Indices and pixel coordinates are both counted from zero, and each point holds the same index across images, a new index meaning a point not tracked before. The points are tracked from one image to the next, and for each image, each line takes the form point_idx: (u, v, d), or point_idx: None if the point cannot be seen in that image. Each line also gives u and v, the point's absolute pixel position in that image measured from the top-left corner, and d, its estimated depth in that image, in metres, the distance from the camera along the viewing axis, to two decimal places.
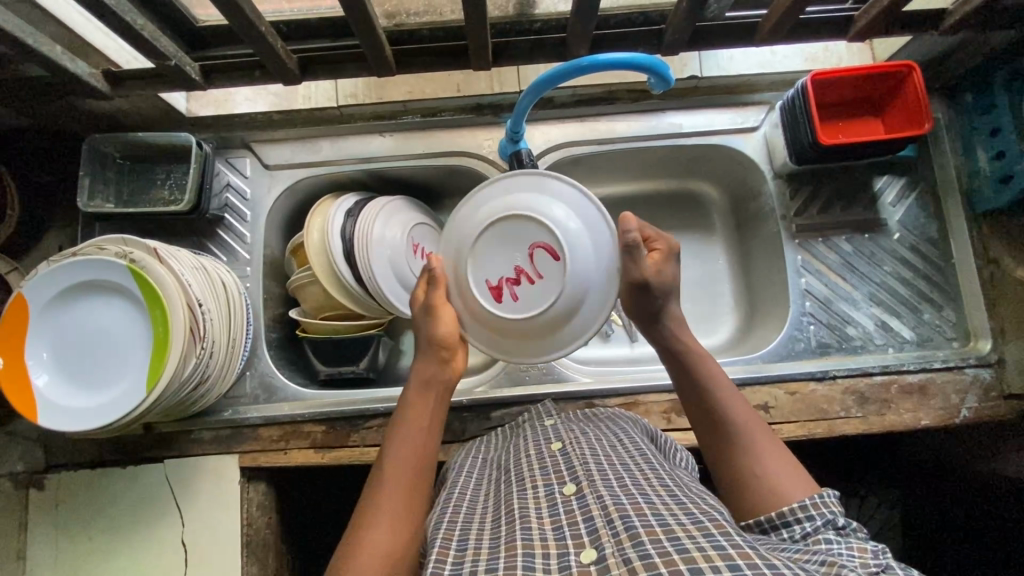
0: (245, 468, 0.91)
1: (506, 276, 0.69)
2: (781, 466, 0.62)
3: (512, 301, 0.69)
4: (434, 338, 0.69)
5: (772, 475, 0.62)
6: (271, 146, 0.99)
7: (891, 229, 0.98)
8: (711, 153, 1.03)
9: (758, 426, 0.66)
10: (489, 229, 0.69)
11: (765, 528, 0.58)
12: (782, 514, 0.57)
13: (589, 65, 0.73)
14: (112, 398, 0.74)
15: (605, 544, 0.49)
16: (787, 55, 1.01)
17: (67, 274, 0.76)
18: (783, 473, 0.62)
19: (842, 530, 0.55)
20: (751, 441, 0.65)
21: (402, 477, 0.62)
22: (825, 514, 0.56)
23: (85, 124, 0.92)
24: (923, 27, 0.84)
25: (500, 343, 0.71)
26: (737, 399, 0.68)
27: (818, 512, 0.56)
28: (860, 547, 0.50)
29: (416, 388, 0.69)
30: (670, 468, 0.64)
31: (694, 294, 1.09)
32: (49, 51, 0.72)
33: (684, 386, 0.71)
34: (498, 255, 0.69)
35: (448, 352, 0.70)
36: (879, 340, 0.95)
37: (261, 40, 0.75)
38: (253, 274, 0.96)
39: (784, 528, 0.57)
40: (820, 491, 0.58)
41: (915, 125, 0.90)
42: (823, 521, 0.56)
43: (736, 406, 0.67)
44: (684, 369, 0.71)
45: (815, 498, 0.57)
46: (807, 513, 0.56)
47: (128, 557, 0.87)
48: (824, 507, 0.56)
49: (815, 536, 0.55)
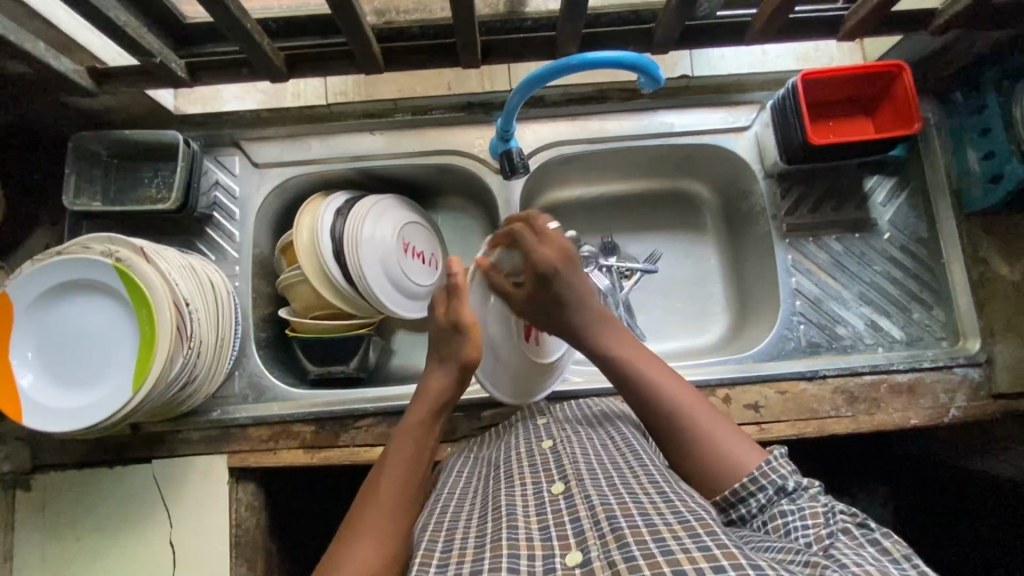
0: (234, 468, 0.90)
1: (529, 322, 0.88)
2: (727, 436, 0.63)
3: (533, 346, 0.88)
4: (460, 359, 0.74)
5: (727, 451, 0.62)
6: (261, 143, 0.98)
7: (881, 229, 0.98)
8: (701, 152, 1.03)
9: (702, 409, 0.66)
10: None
11: (723, 506, 0.60)
12: (735, 490, 0.60)
13: (576, 65, 0.74)
14: (99, 397, 0.74)
15: (591, 546, 0.48)
16: (779, 54, 1.01)
17: (52, 273, 0.75)
18: (732, 445, 0.63)
19: (793, 494, 0.58)
20: (699, 421, 0.64)
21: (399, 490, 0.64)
22: (773, 481, 0.58)
23: (71, 121, 0.91)
24: (913, 26, 0.84)
25: (505, 384, 0.88)
26: (681, 387, 0.68)
27: (767, 481, 0.59)
28: (813, 513, 0.54)
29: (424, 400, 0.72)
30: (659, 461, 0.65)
31: (685, 293, 1.09)
32: (33, 48, 0.71)
33: (618, 381, 0.71)
34: None
35: (464, 374, 0.75)
36: (868, 339, 0.96)
37: (247, 38, 0.74)
38: (243, 272, 0.96)
39: (740, 504, 0.60)
40: (768, 456, 0.61)
41: (904, 125, 0.90)
42: (773, 489, 0.58)
43: (677, 392, 0.67)
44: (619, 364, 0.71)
45: (764, 466, 0.60)
46: (757, 485, 0.59)
47: (115, 556, 0.87)
48: (772, 474, 0.59)
49: (771, 509, 0.58)
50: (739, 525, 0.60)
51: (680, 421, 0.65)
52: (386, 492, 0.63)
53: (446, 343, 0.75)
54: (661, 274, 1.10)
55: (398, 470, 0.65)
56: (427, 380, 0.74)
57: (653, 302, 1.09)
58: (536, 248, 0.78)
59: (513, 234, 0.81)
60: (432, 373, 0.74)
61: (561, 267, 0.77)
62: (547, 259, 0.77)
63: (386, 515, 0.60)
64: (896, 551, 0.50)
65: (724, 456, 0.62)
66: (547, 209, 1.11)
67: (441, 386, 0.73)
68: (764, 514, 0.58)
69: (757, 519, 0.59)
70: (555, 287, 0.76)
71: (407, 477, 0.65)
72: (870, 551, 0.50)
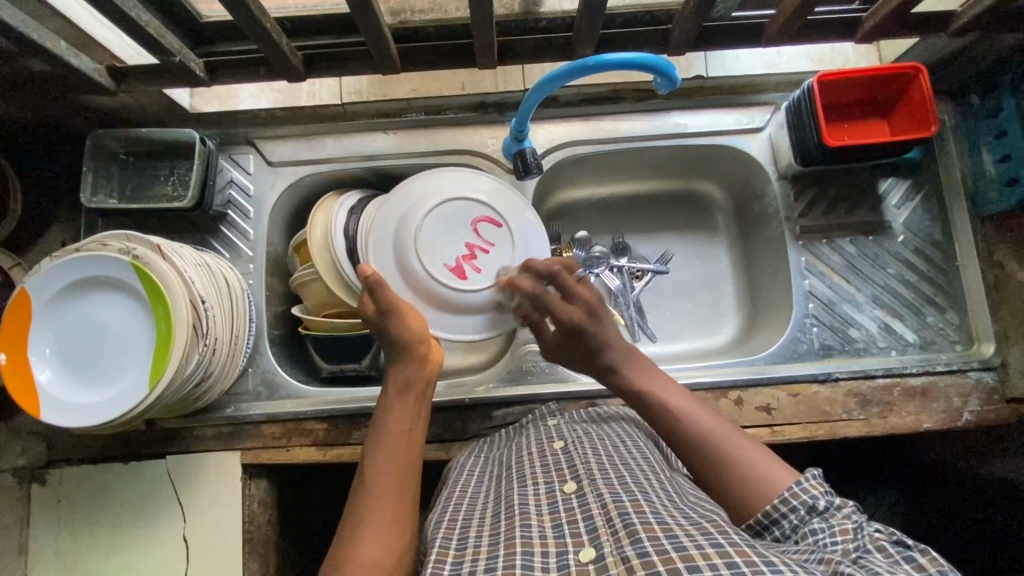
0: (247, 464, 0.91)
1: (463, 254, 0.85)
2: (757, 457, 0.63)
3: (475, 273, 0.84)
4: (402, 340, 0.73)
5: (759, 471, 0.62)
6: (276, 142, 0.99)
7: (895, 232, 0.98)
8: (715, 153, 1.02)
9: (724, 431, 0.67)
10: (430, 217, 0.84)
11: (757, 529, 0.59)
12: (768, 513, 0.59)
13: (593, 65, 0.74)
14: (114, 395, 0.74)
15: (604, 542, 0.49)
16: (794, 56, 1.01)
17: (67, 270, 0.76)
18: (758, 462, 0.63)
19: (825, 513, 0.57)
20: (732, 451, 0.64)
21: (389, 482, 0.62)
22: (804, 500, 0.57)
23: (88, 118, 0.92)
24: (931, 28, 0.84)
25: (466, 321, 0.85)
26: (703, 414, 0.68)
27: (797, 500, 0.58)
28: (843, 530, 0.54)
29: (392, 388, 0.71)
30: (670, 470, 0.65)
31: (696, 295, 1.09)
32: (54, 47, 0.72)
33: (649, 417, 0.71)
34: (447, 241, 0.84)
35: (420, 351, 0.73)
36: (881, 342, 0.95)
37: (266, 37, 0.75)
38: (257, 270, 0.96)
39: (773, 526, 0.59)
40: (802, 475, 0.60)
41: (920, 127, 0.90)
42: (806, 508, 0.57)
43: (701, 420, 0.68)
44: (651, 406, 0.71)
45: (795, 486, 0.59)
46: (787, 507, 0.58)
47: (129, 551, 0.88)
48: (804, 494, 0.58)
49: (803, 528, 0.57)
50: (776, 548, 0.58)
51: (707, 452, 0.65)
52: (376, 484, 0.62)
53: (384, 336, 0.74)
54: (672, 275, 1.10)
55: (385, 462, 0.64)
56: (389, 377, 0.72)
57: (664, 303, 1.08)
58: (557, 307, 0.80)
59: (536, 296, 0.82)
60: (392, 369, 0.73)
61: (584, 317, 0.78)
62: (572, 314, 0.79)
63: (380, 514, 0.59)
64: (933, 567, 0.49)
65: (747, 471, 0.62)
66: (559, 210, 1.11)
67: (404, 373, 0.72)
68: (798, 535, 0.57)
69: (791, 539, 0.58)
70: (580, 340, 0.79)
71: (398, 470, 0.64)
72: (903, 567, 0.49)
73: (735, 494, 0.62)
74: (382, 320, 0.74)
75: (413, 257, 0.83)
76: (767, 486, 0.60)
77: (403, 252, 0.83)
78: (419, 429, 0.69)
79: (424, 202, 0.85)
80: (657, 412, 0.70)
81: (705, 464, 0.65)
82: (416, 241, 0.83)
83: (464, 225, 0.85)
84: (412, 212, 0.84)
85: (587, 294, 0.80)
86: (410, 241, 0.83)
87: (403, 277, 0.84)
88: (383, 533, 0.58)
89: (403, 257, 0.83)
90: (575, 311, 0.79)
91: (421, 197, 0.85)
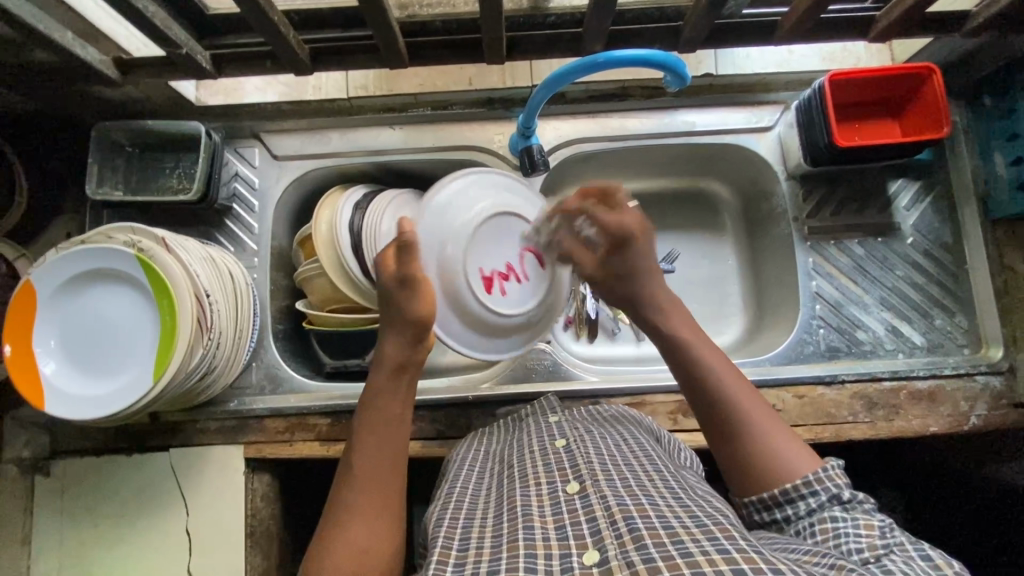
0: (250, 458, 0.90)
1: (500, 271, 0.80)
2: (778, 434, 0.63)
3: (499, 296, 0.80)
4: (412, 320, 0.67)
5: (774, 449, 0.62)
6: (281, 136, 0.98)
7: (904, 234, 0.97)
8: (723, 152, 1.02)
9: (752, 397, 0.65)
10: (488, 230, 0.79)
11: (770, 503, 0.60)
12: (786, 491, 0.59)
13: (603, 62, 0.74)
14: (116, 389, 0.74)
15: (608, 546, 0.49)
16: (804, 54, 0.99)
17: (71, 264, 0.75)
18: (759, 418, 0.64)
19: (847, 503, 0.57)
20: (753, 422, 0.63)
21: (375, 474, 0.62)
22: (829, 488, 0.58)
23: (94, 110, 0.92)
24: (945, 28, 0.83)
25: (462, 334, 0.79)
26: (735, 376, 0.67)
27: (822, 486, 0.58)
28: (868, 525, 0.54)
29: (384, 368, 0.67)
30: (674, 468, 0.64)
31: (703, 294, 1.08)
32: (60, 38, 0.71)
33: (673, 360, 0.70)
34: (494, 250, 0.79)
35: (423, 331, 0.68)
36: (888, 345, 0.95)
37: (273, 30, 0.74)
38: (261, 264, 0.96)
39: (788, 504, 0.59)
40: (825, 463, 0.60)
41: (932, 129, 0.89)
42: (828, 495, 0.58)
43: (730, 382, 0.66)
44: (678, 357, 0.69)
45: (820, 471, 0.59)
46: (811, 488, 0.58)
47: (131, 544, 0.88)
48: (828, 481, 0.58)
49: (820, 513, 0.58)
50: (783, 524, 0.60)
51: (727, 418, 0.64)
52: (361, 476, 0.62)
53: (394, 305, 0.67)
54: (678, 273, 1.09)
55: (370, 453, 0.64)
56: (382, 347, 0.68)
57: None
58: (607, 219, 0.73)
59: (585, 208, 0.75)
60: (388, 340, 0.68)
61: (638, 232, 0.73)
62: (623, 227, 0.73)
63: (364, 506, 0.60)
64: (948, 568, 0.49)
65: (761, 439, 0.62)
66: None
67: (396, 353, 0.67)
68: (812, 517, 0.58)
69: (802, 520, 0.59)
70: (630, 253, 0.73)
71: (382, 462, 0.63)
72: (918, 564, 0.50)
73: (743, 463, 0.63)
74: (397, 289, 0.67)
75: (461, 245, 0.77)
76: (776, 464, 0.61)
77: (449, 248, 0.77)
78: (407, 415, 0.67)
79: (496, 202, 0.80)
80: (689, 349, 0.68)
81: (719, 427, 0.65)
82: (467, 245, 0.77)
83: (517, 247, 0.81)
84: (468, 215, 0.78)
85: (630, 219, 0.73)
86: (461, 244, 0.77)
87: (438, 268, 0.76)
88: (369, 525, 0.59)
89: (449, 253, 0.76)
90: (631, 222, 0.73)
91: (484, 202, 0.79)
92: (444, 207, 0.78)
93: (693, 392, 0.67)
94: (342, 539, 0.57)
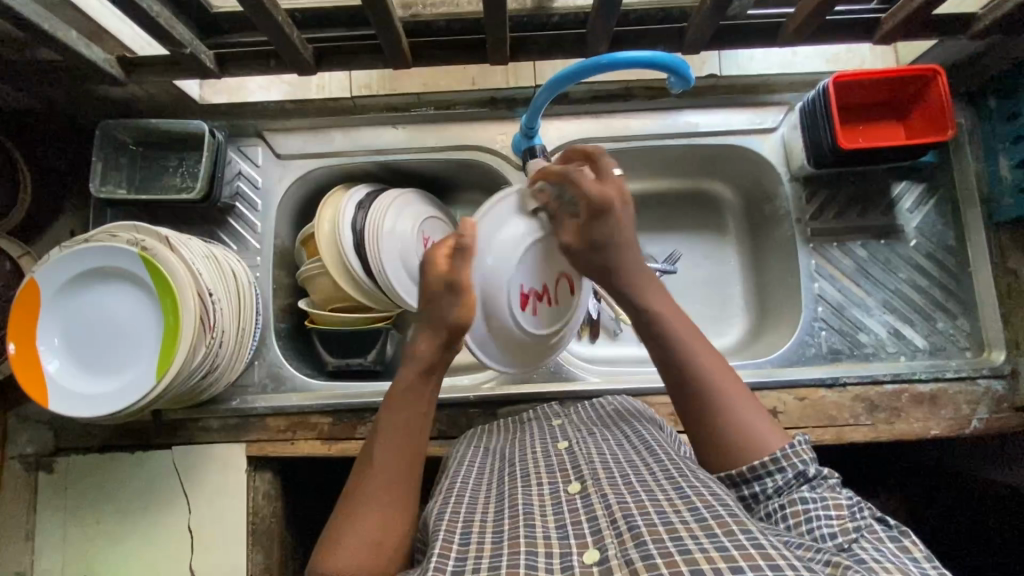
0: (252, 457, 0.91)
1: (536, 290, 0.79)
2: (754, 417, 0.63)
3: (530, 313, 0.79)
4: (446, 322, 0.67)
5: (751, 431, 0.62)
6: (284, 134, 0.98)
7: (907, 236, 0.97)
8: (727, 153, 1.01)
9: (730, 379, 0.65)
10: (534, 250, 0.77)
11: (737, 481, 0.61)
12: (752, 468, 0.60)
13: (607, 64, 0.74)
14: (121, 385, 0.75)
15: (608, 544, 0.49)
16: (808, 56, 1.00)
17: (79, 260, 0.76)
18: (738, 398, 0.64)
19: (813, 480, 0.59)
20: (731, 402, 0.63)
21: (394, 467, 0.62)
22: (795, 465, 0.59)
23: (98, 108, 0.92)
24: (951, 30, 0.82)
25: (494, 352, 0.80)
26: (712, 355, 0.66)
27: (789, 463, 0.59)
28: (837, 506, 0.55)
29: (414, 363, 0.67)
30: (680, 455, 0.65)
31: (705, 295, 1.08)
32: (64, 37, 0.71)
33: (647, 332, 0.69)
34: (535, 269, 0.78)
35: (455, 337, 0.68)
36: (890, 348, 0.95)
37: (276, 29, 0.74)
38: (264, 263, 0.96)
39: (755, 482, 0.60)
40: (792, 440, 0.61)
41: (935, 131, 0.88)
42: (794, 473, 0.59)
43: (707, 363, 0.65)
44: (654, 330, 0.68)
45: (788, 448, 0.60)
46: (779, 466, 0.59)
47: (134, 541, 0.88)
48: (795, 458, 0.59)
49: (789, 493, 0.58)
50: (751, 503, 0.60)
51: (705, 395, 0.64)
52: (380, 468, 0.62)
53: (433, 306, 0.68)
54: (680, 274, 1.09)
55: (392, 446, 0.63)
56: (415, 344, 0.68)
57: None
58: (590, 185, 0.70)
59: (566, 174, 0.72)
60: (421, 336, 0.68)
61: (616, 203, 0.70)
62: (604, 198, 0.69)
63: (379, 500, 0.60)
64: (916, 549, 0.51)
65: (735, 418, 0.63)
66: None
67: (428, 352, 0.67)
68: (781, 497, 0.58)
69: (770, 499, 0.59)
70: (608, 225, 0.70)
71: (402, 456, 0.63)
72: (889, 547, 0.51)
73: (720, 438, 0.62)
74: (441, 292, 0.68)
75: (505, 261, 0.75)
76: (755, 445, 0.61)
77: (491, 262, 0.75)
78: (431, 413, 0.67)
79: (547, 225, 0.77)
80: (665, 326, 0.67)
81: (695, 400, 0.64)
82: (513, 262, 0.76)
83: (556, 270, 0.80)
84: (520, 236, 0.76)
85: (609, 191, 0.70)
86: (507, 262, 0.76)
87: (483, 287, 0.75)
88: (383, 519, 0.59)
89: (491, 267, 0.75)
90: (612, 194, 0.70)
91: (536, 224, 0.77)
92: (494, 226, 0.76)
93: (674, 365, 0.66)
94: (356, 531, 0.57)
